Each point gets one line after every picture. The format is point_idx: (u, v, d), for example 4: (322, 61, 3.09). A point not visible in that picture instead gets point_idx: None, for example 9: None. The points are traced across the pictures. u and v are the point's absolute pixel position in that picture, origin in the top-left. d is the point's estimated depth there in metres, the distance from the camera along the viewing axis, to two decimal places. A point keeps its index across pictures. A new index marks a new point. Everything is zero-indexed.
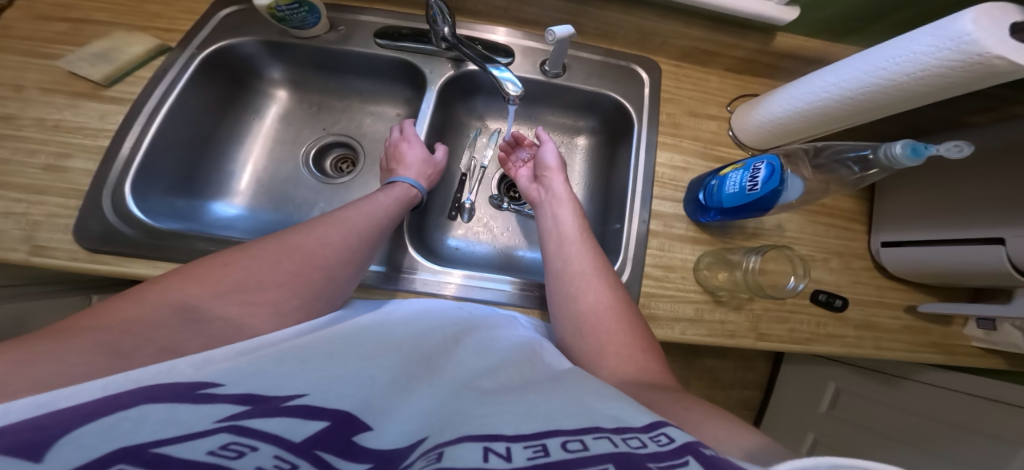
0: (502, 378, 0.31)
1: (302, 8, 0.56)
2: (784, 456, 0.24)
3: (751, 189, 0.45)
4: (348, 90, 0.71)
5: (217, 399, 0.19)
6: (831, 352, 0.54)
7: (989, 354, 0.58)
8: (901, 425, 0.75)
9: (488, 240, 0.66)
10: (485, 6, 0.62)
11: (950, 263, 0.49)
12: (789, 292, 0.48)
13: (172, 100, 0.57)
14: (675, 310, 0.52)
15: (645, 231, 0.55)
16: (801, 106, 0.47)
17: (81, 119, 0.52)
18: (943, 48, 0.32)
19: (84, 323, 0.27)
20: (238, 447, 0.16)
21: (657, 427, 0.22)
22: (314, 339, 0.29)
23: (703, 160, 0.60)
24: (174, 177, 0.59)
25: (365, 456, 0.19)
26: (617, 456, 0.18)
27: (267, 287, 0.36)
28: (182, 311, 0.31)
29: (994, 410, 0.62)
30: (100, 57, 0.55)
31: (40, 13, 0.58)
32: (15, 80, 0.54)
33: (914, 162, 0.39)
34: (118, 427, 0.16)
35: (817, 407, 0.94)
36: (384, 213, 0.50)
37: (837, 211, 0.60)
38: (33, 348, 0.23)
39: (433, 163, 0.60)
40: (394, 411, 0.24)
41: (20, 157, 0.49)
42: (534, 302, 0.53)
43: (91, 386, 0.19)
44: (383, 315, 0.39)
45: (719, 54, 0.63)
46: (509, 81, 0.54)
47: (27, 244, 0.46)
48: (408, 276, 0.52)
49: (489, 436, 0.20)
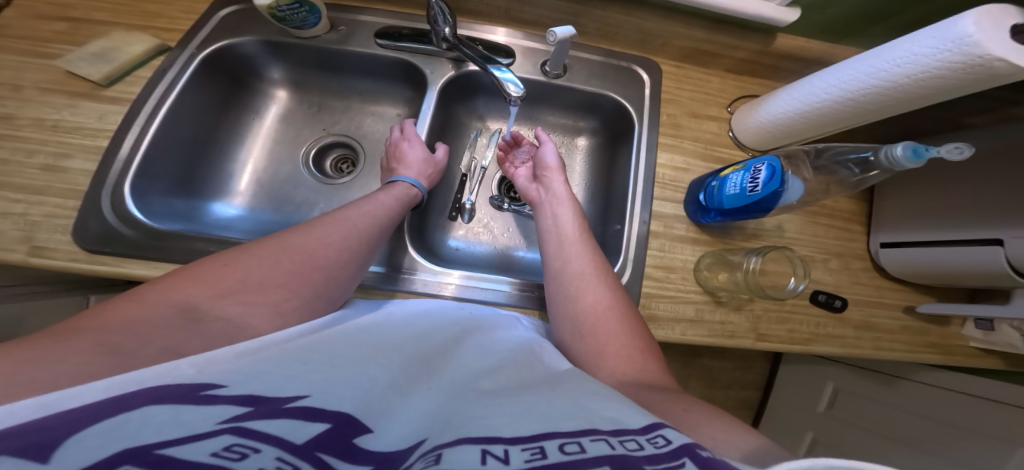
0: (501, 377, 0.31)
1: (303, 8, 0.56)
2: (782, 457, 0.24)
3: (752, 190, 0.45)
4: (348, 90, 0.71)
5: (220, 399, 0.19)
6: (831, 353, 0.54)
7: (986, 354, 0.58)
8: (901, 426, 0.75)
9: (488, 240, 0.66)
10: (486, 6, 0.62)
11: (951, 264, 0.49)
12: (789, 293, 0.49)
13: (172, 100, 0.57)
14: (676, 311, 0.53)
15: (645, 232, 0.55)
16: (802, 107, 0.47)
17: (80, 119, 0.52)
18: (944, 49, 0.32)
19: (85, 324, 0.27)
20: (240, 449, 0.16)
21: (654, 429, 0.22)
22: (314, 340, 0.29)
23: (703, 161, 0.60)
24: (174, 176, 0.59)
25: (364, 458, 0.19)
26: (614, 457, 0.18)
27: (267, 287, 0.36)
28: (184, 312, 0.30)
29: (989, 409, 0.62)
30: (99, 57, 0.55)
31: (39, 12, 0.58)
32: (14, 80, 0.53)
33: (914, 164, 0.39)
34: (123, 429, 0.16)
35: (816, 407, 0.94)
36: (384, 213, 0.50)
37: (837, 211, 0.60)
38: (35, 348, 0.23)
39: (434, 163, 0.60)
40: (393, 412, 0.24)
41: (19, 157, 0.49)
42: (534, 302, 0.53)
43: (96, 386, 0.19)
44: (384, 316, 0.39)
45: (719, 55, 0.63)
46: (510, 81, 0.54)
47: (26, 245, 0.45)
48: (407, 276, 0.52)
49: (487, 439, 0.20)
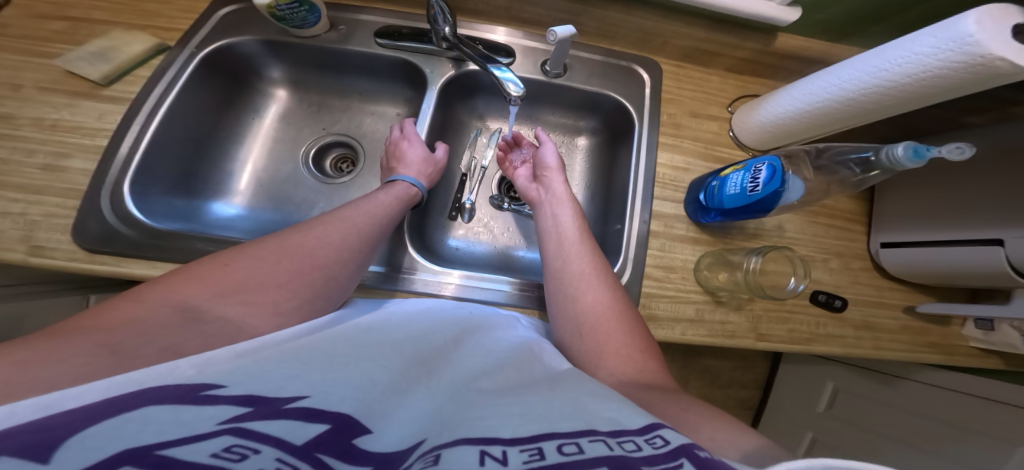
0: (501, 378, 0.31)
1: (302, 7, 0.55)
2: (781, 457, 0.24)
3: (752, 190, 0.45)
4: (348, 90, 0.71)
5: (220, 399, 0.19)
6: (830, 353, 0.54)
7: (986, 354, 0.58)
8: (901, 426, 0.75)
9: (488, 239, 0.66)
10: (485, 5, 0.62)
11: (951, 264, 0.49)
12: (789, 293, 0.49)
13: (172, 99, 0.57)
14: (676, 311, 0.53)
15: (645, 232, 0.55)
16: (802, 107, 0.47)
17: (79, 119, 0.52)
18: (945, 49, 0.32)
19: (84, 324, 0.27)
20: (240, 450, 0.16)
21: (653, 429, 0.22)
22: (314, 340, 0.29)
23: (703, 161, 0.60)
24: (173, 175, 0.59)
25: (364, 459, 0.19)
26: (612, 458, 0.18)
27: (267, 287, 0.36)
28: (183, 312, 0.30)
29: (989, 409, 0.62)
30: (98, 56, 0.55)
31: (38, 11, 0.58)
32: (13, 79, 0.53)
33: (916, 165, 0.39)
34: (123, 429, 0.16)
35: (816, 406, 0.94)
36: (384, 212, 0.50)
37: (837, 211, 0.60)
38: (34, 349, 0.23)
39: (434, 162, 0.60)
40: (393, 413, 0.24)
41: (18, 156, 0.49)
42: (534, 302, 0.53)
43: (96, 387, 0.19)
44: (383, 315, 0.39)
45: (719, 54, 0.63)
46: (510, 81, 0.53)
47: (25, 244, 0.45)
48: (407, 276, 0.52)
49: (486, 439, 0.20)
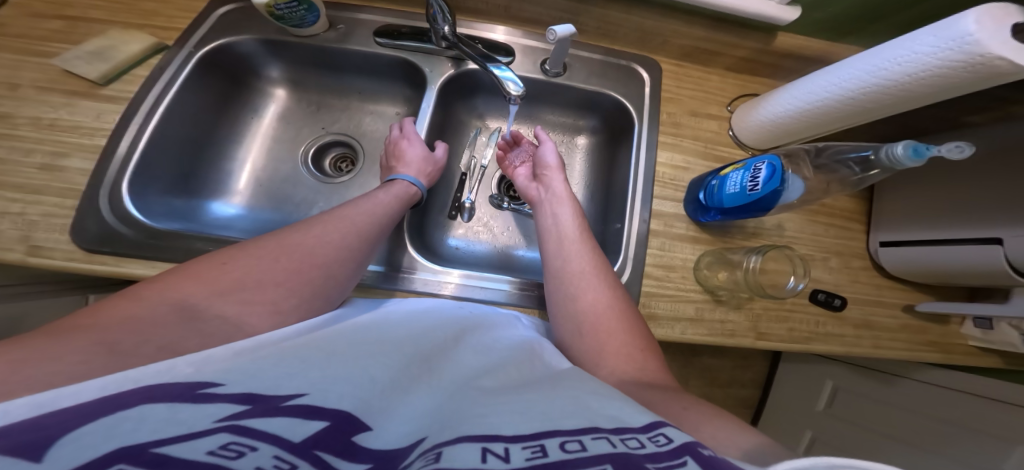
0: (501, 376, 0.31)
1: (301, 6, 0.55)
2: (783, 456, 0.24)
3: (751, 189, 0.45)
4: (347, 89, 0.71)
5: (218, 397, 0.19)
6: (830, 352, 0.54)
7: (985, 353, 0.58)
8: (901, 424, 0.75)
9: (488, 239, 0.66)
10: (485, 5, 0.61)
11: (950, 263, 0.49)
12: (789, 292, 0.49)
13: (170, 98, 0.57)
14: (676, 310, 0.53)
15: (645, 231, 0.55)
16: (801, 106, 0.47)
17: (77, 118, 0.52)
18: (944, 48, 0.32)
19: (82, 323, 0.27)
20: (237, 447, 0.16)
21: (656, 427, 0.22)
22: (313, 339, 0.29)
23: (703, 160, 0.60)
24: (172, 175, 0.59)
25: (364, 456, 0.19)
26: (615, 456, 0.18)
27: (265, 286, 0.35)
28: (182, 311, 0.30)
29: (988, 407, 0.62)
30: (95, 55, 0.55)
31: (35, 11, 0.58)
32: (10, 79, 0.53)
33: (915, 163, 0.39)
34: (118, 427, 0.15)
35: (816, 405, 0.94)
36: (383, 211, 0.50)
37: (837, 211, 0.60)
38: (31, 348, 0.22)
39: (434, 161, 0.60)
40: (393, 411, 0.24)
41: (16, 156, 0.49)
42: (534, 301, 0.53)
43: (92, 385, 0.19)
44: (383, 315, 0.39)
45: (719, 54, 0.63)
46: (510, 80, 0.53)
47: (25, 244, 0.45)
48: (406, 276, 0.52)
49: (487, 436, 0.20)
